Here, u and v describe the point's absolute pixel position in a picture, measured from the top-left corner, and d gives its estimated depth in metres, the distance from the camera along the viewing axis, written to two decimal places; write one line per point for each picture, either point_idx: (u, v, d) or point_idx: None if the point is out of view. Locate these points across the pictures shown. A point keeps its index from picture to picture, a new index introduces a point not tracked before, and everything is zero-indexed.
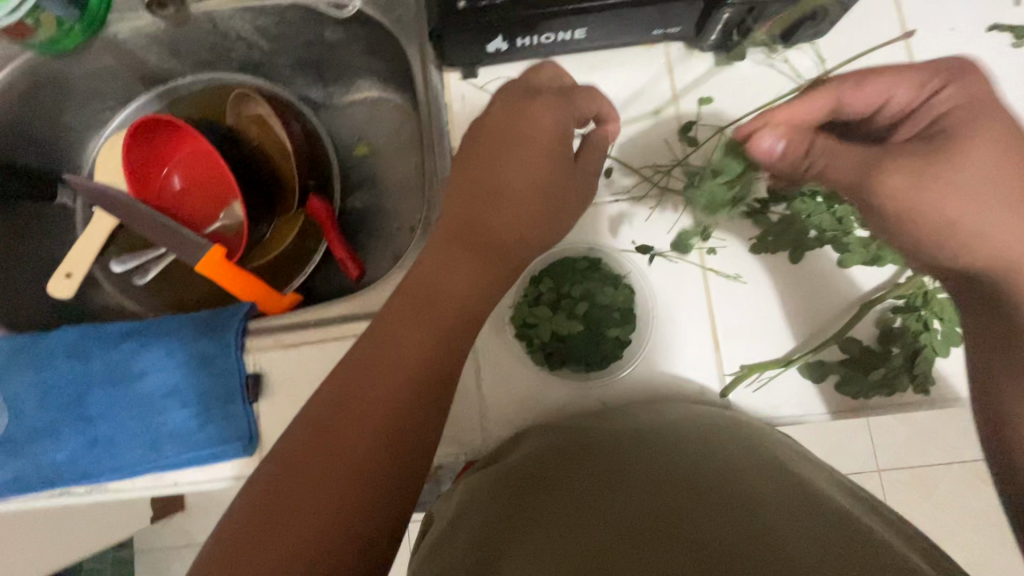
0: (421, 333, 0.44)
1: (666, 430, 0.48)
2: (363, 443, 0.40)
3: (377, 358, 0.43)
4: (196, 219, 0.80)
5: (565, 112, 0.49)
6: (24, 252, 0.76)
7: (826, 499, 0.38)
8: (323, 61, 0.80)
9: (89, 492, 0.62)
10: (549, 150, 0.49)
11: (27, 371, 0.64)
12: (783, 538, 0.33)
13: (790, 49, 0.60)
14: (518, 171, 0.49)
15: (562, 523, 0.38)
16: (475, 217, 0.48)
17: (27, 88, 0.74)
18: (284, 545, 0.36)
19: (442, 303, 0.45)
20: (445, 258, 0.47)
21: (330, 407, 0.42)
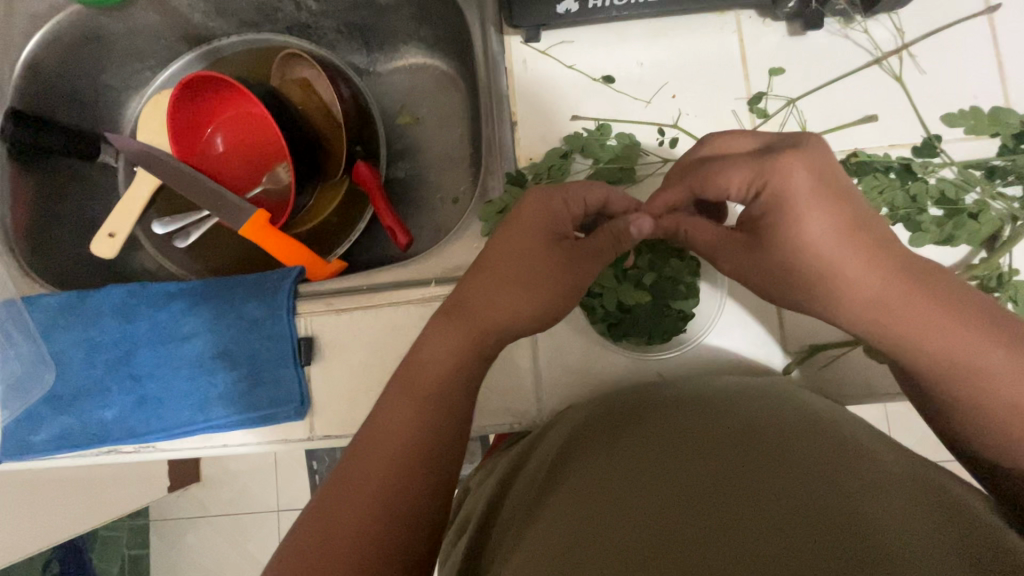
0: (417, 405, 0.44)
1: (717, 399, 0.46)
2: (373, 507, 0.39)
3: (376, 433, 0.43)
4: (237, 183, 0.79)
5: (562, 198, 0.47)
6: (65, 211, 0.75)
7: (904, 468, 0.36)
8: (371, 24, 0.78)
9: (134, 452, 0.62)
10: (546, 239, 0.47)
11: (72, 329, 0.63)
12: (859, 505, 0.31)
13: (869, 20, 0.58)
14: (515, 265, 0.47)
15: (620, 497, 0.37)
16: (466, 306, 0.47)
17: (73, 40, 0.73)
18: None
19: (432, 372, 0.45)
20: (440, 336, 0.46)
21: (338, 470, 0.42)
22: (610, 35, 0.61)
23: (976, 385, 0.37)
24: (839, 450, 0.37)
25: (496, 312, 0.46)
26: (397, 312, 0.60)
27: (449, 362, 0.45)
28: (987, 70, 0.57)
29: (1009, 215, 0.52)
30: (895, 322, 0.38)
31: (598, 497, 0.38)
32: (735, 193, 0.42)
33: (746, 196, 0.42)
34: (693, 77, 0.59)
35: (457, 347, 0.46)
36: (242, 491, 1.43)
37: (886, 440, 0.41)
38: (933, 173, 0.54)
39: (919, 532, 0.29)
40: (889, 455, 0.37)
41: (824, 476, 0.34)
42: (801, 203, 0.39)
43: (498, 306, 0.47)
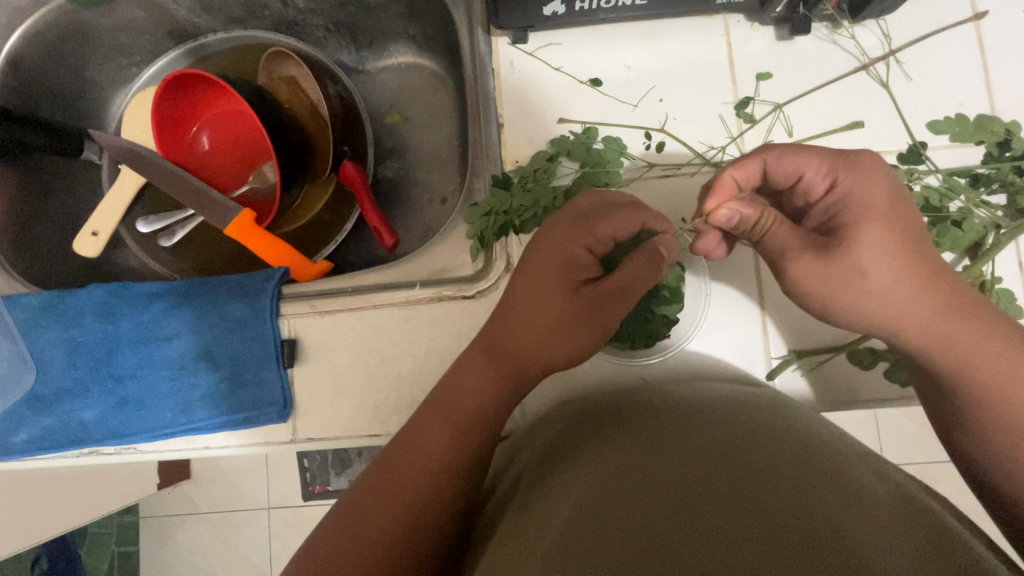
0: (443, 434, 0.46)
1: (709, 408, 0.46)
2: (396, 517, 0.43)
3: (405, 450, 0.46)
4: (223, 181, 0.79)
5: (587, 232, 0.45)
6: (48, 208, 0.74)
7: (890, 492, 0.35)
8: (359, 22, 0.77)
9: (117, 453, 0.61)
10: (569, 274, 0.46)
11: (53, 328, 0.63)
12: (843, 525, 0.31)
13: (856, 26, 0.58)
14: (539, 300, 0.46)
15: (613, 499, 0.37)
16: (495, 339, 0.47)
17: (54, 36, 0.72)
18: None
19: (461, 406, 0.46)
20: (464, 368, 0.47)
21: (366, 478, 0.46)
22: (597, 37, 0.60)
23: None
24: (820, 463, 0.37)
25: (520, 347, 0.47)
26: (382, 314, 0.59)
27: (477, 394, 0.46)
28: (972, 77, 0.57)
29: (991, 224, 0.52)
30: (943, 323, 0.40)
31: (587, 498, 0.37)
32: (811, 177, 0.43)
33: (819, 186, 0.43)
34: (680, 82, 0.59)
35: (485, 386, 0.46)
36: (232, 488, 1.43)
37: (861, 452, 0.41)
38: (917, 181, 0.53)
39: (902, 546, 0.30)
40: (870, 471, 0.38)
41: (809, 489, 0.34)
42: (878, 203, 0.40)
43: (525, 344, 0.47)
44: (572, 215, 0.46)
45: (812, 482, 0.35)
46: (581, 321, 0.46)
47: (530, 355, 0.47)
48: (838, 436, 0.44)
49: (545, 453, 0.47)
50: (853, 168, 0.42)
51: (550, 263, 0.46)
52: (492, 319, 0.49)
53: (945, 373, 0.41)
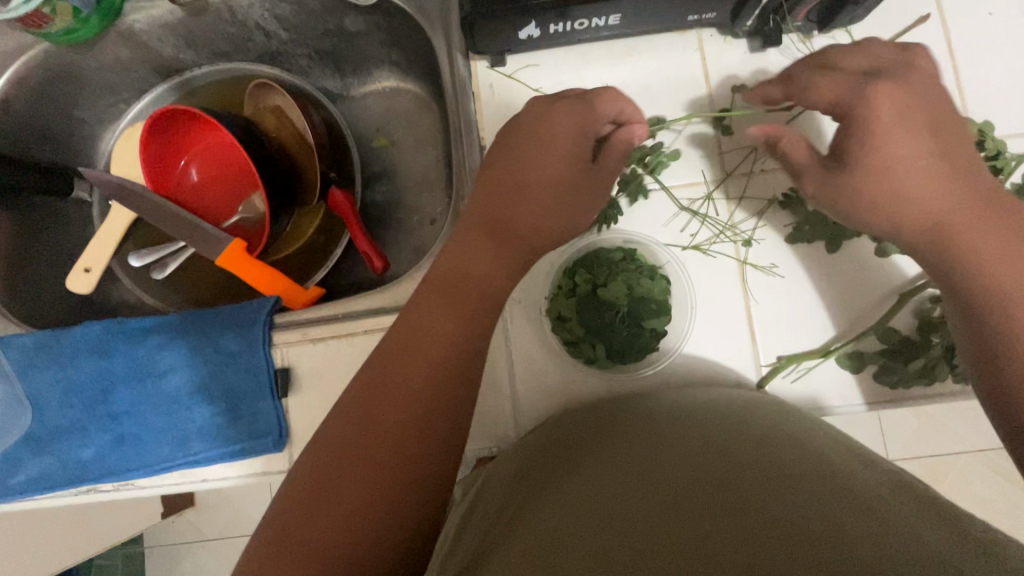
0: (389, 441, 0.40)
1: (695, 412, 0.48)
2: (414, 394, 0.42)
3: (408, 337, 0.45)
4: (212, 213, 0.80)
5: (554, 151, 0.52)
6: (40, 248, 0.75)
7: (868, 478, 0.38)
8: (341, 50, 0.78)
9: (115, 490, 0.61)
10: (545, 195, 0.52)
11: (48, 368, 0.63)
12: (827, 514, 0.33)
13: (825, 36, 0.59)
14: (536, 173, 0.52)
15: (610, 509, 0.38)
16: (419, 347, 0.44)
17: (41, 79, 0.73)
18: (354, 477, 0.39)
19: (401, 406, 0.42)
20: (395, 367, 0.43)
21: (357, 394, 0.43)
22: (575, 57, 0.61)
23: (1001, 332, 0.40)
24: (811, 471, 0.37)
25: (460, 343, 0.45)
26: (374, 339, 0.60)
27: (411, 391, 0.42)
28: (944, 80, 0.58)
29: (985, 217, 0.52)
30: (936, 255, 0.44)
31: (581, 510, 0.39)
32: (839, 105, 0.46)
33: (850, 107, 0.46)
34: (657, 97, 0.60)
35: (435, 360, 0.44)
36: (236, 513, 1.42)
37: (858, 458, 0.42)
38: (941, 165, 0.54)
39: (880, 523, 0.31)
40: (872, 476, 0.38)
41: (798, 494, 0.35)
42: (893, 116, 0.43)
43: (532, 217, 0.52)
44: (527, 132, 0.53)
45: (798, 477, 0.37)
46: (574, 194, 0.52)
47: (469, 344, 0.45)
48: (832, 441, 0.44)
49: (535, 461, 0.49)
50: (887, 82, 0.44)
51: (538, 151, 0.52)
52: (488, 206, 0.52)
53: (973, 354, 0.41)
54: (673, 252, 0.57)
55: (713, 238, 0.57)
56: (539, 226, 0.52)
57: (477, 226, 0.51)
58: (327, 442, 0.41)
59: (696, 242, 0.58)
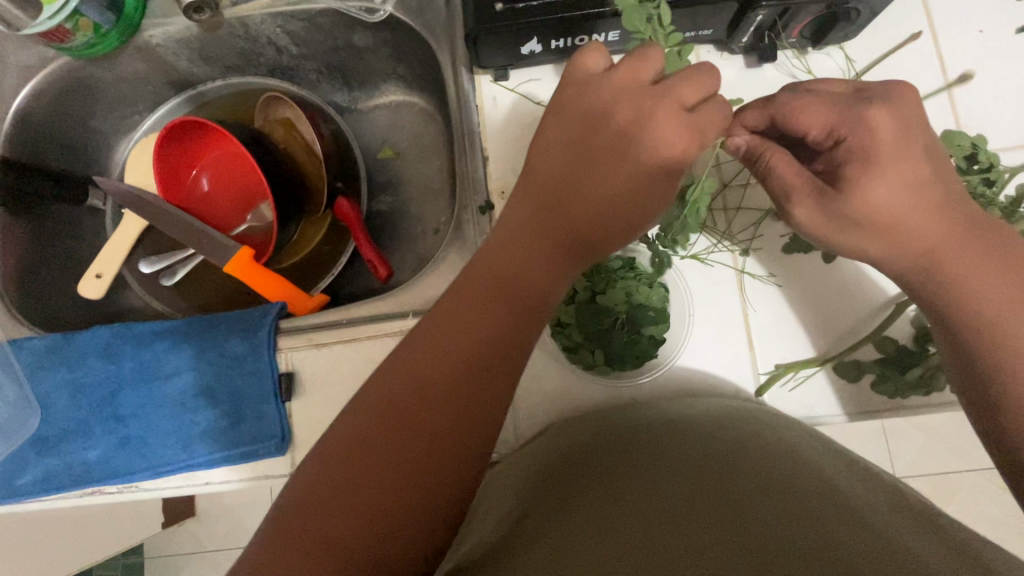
0: (406, 452, 0.39)
1: (702, 425, 0.48)
2: (446, 397, 0.40)
3: (448, 331, 0.42)
4: (221, 221, 0.82)
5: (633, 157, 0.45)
6: (53, 255, 0.77)
7: (875, 497, 0.37)
8: (349, 65, 0.81)
9: (119, 492, 0.62)
10: (609, 198, 0.45)
11: (58, 371, 0.64)
12: (831, 530, 0.33)
13: (818, 53, 0.61)
14: (610, 174, 0.45)
15: (620, 520, 0.38)
16: (449, 353, 0.42)
17: (60, 91, 0.76)
18: (373, 475, 0.38)
19: (429, 409, 0.40)
20: (423, 376, 0.41)
21: (386, 388, 0.41)
22: None
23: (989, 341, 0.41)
24: (816, 488, 0.37)
25: (497, 356, 0.42)
26: (377, 344, 0.61)
27: (446, 394, 0.40)
28: (936, 95, 0.59)
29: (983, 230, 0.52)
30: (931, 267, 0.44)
31: (592, 520, 0.39)
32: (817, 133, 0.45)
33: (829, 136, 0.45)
34: None
35: (471, 364, 0.41)
36: (236, 523, 1.42)
37: (856, 472, 0.42)
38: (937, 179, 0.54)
39: (884, 542, 0.31)
40: (873, 492, 0.38)
41: (802, 510, 0.35)
42: (882, 139, 0.42)
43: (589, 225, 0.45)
44: (613, 124, 0.46)
45: (803, 493, 0.37)
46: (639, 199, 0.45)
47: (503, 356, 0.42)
48: (829, 453, 0.45)
49: (545, 468, 0.49)
50: (875, 107, 0.43)
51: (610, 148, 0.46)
52: (549, 205, 0.46)
53: None
54: (671, 260, 0.58)
55: (709, 248, 0.59)
56: (594, 234, 0.46)
57: (533, 220, 0.46)
58: (349, 430, 0.40)
59: (693, 251, 0.59)
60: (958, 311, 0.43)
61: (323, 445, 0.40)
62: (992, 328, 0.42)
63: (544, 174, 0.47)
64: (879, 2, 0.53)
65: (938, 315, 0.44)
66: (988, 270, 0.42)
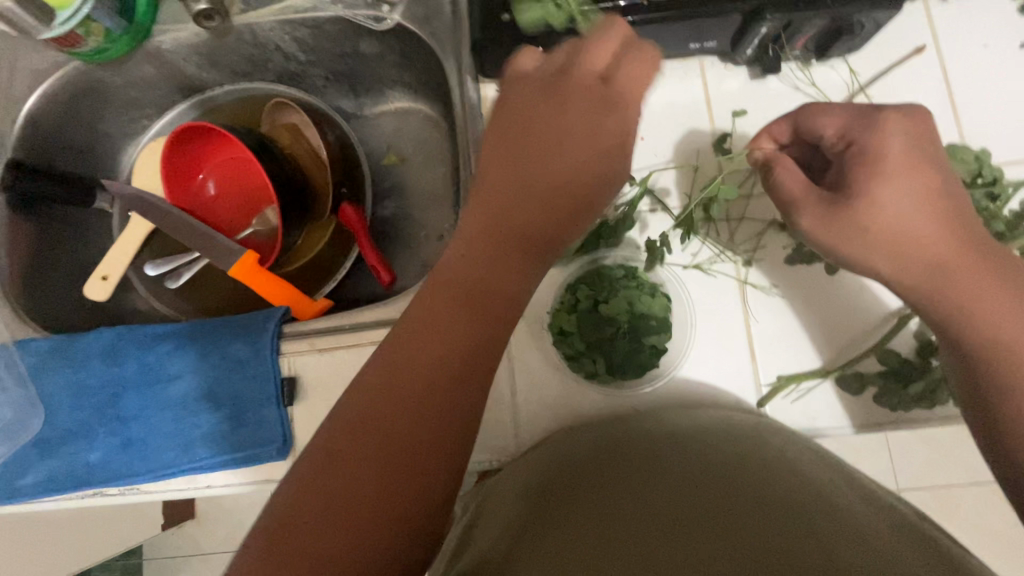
0: (379, 454, 0.38)
1: (702, 437, 0.48)
2: (419, 399, 0.39)
3: (413, 336, 0.42)
4: (227, 225, 0.82)
5: (578, 146, 0.47)
6: (59, 257, 0.78)
7: (873, 512, 0.37)
8: (356, 72, 0.81)
9: (120, 494, 0.62)
10: (574, 187, 0.46)
11: (61, 373, 0.65)
12: (827, 544, 0.33)
13: (821, 66, 0.61)
14: (562, 163, 0.46)
15: (618, 531, 0.38)
16: (416, 356, 0.41)
17: (70, 95, 0.76)
18: (352, 485, 0.37)
19: (404, 414, 0.39)
20: (393, 379, 0.40)
21: (358, 400, 0.40)
22: None
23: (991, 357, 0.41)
24: (813, 503, 0.37)
25: (467, 352, 0.41)
26: None
27: (419, 396, 0.40)
28: (940, 108, 0.59)
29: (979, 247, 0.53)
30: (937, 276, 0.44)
31: (590, 531, 0.39)
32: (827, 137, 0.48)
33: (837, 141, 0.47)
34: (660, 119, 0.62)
35: (442, 364, 0.40)
36: (235, 526, 1.42)
37: (856, 486, 0.42)
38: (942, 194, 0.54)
39: (880, 558, 0.31)
40: (871, 506, 0.38)
41: (799, 523, 0.35)
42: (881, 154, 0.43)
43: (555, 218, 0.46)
44: (556, 117, 0.47)
45: (800, 507, 0.37)
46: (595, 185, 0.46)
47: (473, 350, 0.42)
48: (828, 466, 0.45)
49: (544, 478, 0.49)
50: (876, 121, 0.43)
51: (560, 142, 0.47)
52: (510, 201, 0.46)
53: None
54: (674, 270, 0.59)
55: (712, 259, 0.59)
56: (560, 227, 0.46)
57: (495, 218, 0.45)
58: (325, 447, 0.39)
59: (695, 261, 0.59)
60: (960, 326, 0.43)
61: (298, 467, 0.39)
62: (995, 343, 0.42)
63: (494, 175, 0.47)
64: (883, 15, 0.54)
65: (940, 329, 0.44)
66: (990, 285, 0.42)
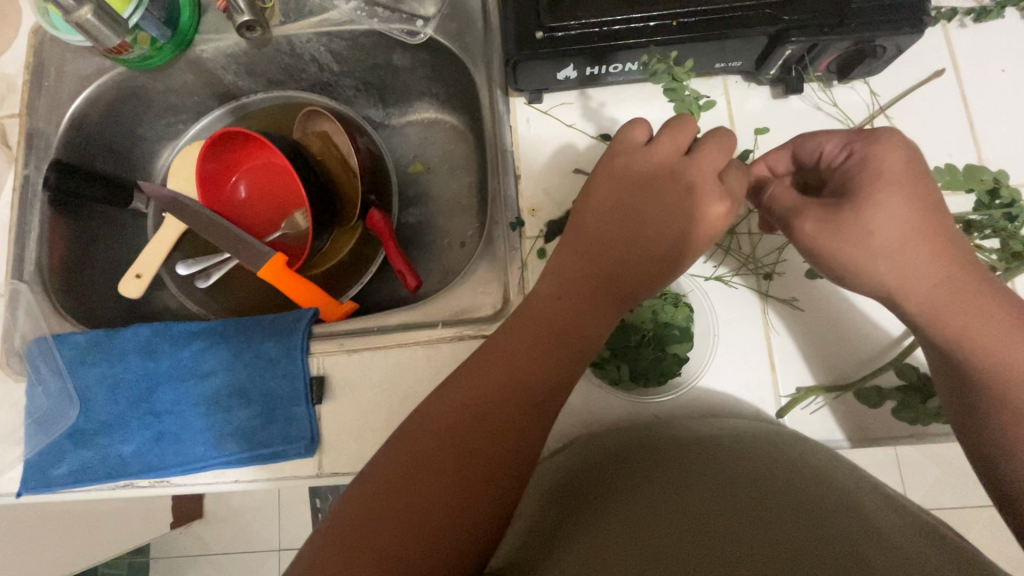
0: (450, 471, 0.40)
1: (733, 443, 0.49)
2: (496, 425, 0.42)
3: (499, 364, 0.45)
4: (257, 227, 0.85)
5: (666, 204, 0.49)
6: (95, 254, 0.80)
7: (902, 520, 0.38)
8: (386, 83, 0.84)
9: (150, 486, 0.64)
10: (653, 250, 0.48)
11: (98, 365, 0.67)
12: (860, 547, 0.34)
13: (841, 88, 0.63)
14: (653, 219, 0.49)
15: (655, 528, 0.40)
16: (493, 389, 0.44)
17: (113, 99, 0.80)
18: (421, 492, 0.39)
19: (480, 435, 0.42)
20: (473, 402, 0.43)
21: (438, 416, 0.43)
22: (607, 97, 0.66)
23: (1010, 372, 0.43)
24: (844, 509, 0.38)
25: (546, 392, 0.44)
26: (406, 352, 0.63)
27: (496, 423, 0.42)
28: (960, 130, 0.61)
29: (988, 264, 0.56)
30: (955, 294, 0.45)
31: (627, 532, 0.40)
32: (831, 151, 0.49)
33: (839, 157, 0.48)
34: None
35: (523, 398, 0.43)
36: (243, 527, 1.43)
37: (880, 495, 0.43)
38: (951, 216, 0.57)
39: (913, 560, 0.32)
40: (899, 515, 0.39)
41: (831, 527, 0.36)
42: (903, 173, 0.45)
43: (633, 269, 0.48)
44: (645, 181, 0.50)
45: (832, 513, 0.38)
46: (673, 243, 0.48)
47: (548, 394, 0.44)
48: (851, 475, 0.46)
49: (575, 477, 0.50)
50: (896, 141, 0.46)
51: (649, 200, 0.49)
52: (596, 253, 0.49)
53: (994, 394, 0.42)
54: (697, 281, 0.60)
55: (734, 270, 0.61)
56: (636, 279, 0.48)
57: (580, 266, 0.49)
58: (399, 451, 0.42)
59: (717, 272, 0.61)
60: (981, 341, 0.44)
61: (372, 463, 0.42)
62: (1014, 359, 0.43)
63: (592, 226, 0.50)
64: (905, 41, 0.55)
65: None
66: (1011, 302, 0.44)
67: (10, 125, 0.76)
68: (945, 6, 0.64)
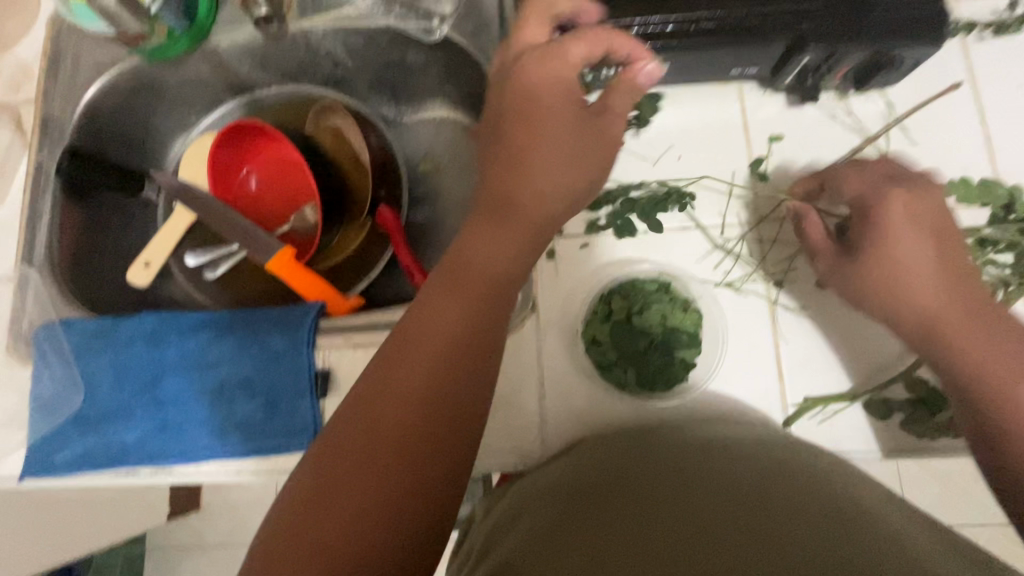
0: (386, 440, 0.40)
1: (737, 448, 0.49)
2: (423, 379, 0.42)
3: (426, 322, 0.45)
4: (266, 220, 0.85)
5: (532, 136, 0.51)
6: (104, 242, 0.81)
7: (909, 527, 0.38)
8: (399, 80, 0.84)
9: (152, 475, 0.64)
10: (533, 185, 0.50)
11: (103, 352, 0.67)
12: (863, 553, 0.34)
13: (857, 98, 0.63)
14: (548, 156, 0.51)
15: (651, 529, 0.40)
16: (420, 344, 0.43)
17: (127, 89, 0.80)
18: (358, 465, 0.39)
19: (410, 393, 0.42)
20: (397, 368, 0.43)
21: (365, 387, 0.42)
22: None
23: None
24: (849, 516, 0.38)
25: (472, 337, 0.44)
26: None
27: (422, 376, 0.42)
28: (976, 143, 0.61)
29: (1000, 280, 0.55)
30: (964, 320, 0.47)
31: (625, 531, 0.40)
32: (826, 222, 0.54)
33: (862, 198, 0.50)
34: (696, 140, 0.64)
35: (451, 346, 0.43)
36: (240, 520, 1.43)
37: (890, 503, 0.42)
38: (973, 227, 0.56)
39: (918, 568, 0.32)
40: (907, 523, 0.39)
41: (833, 533, 0.36)
42: None
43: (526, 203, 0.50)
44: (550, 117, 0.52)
45: (835, 518, 0.38)
46: (571, 167, 0.51)
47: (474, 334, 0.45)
48: (858, 482, 0.46)
49: (567, 478, 0.50)
50: None
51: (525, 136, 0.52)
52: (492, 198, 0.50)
53: None
54: (706, 287, 0.60)
55: (745, 278, 0.60)
56: (540, 216, 0.50)
57: (489, 211, 0.50)
58: (333, 430, 0.41)
59: (727, 279, 0.60)
60: None
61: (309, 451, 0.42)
62: None
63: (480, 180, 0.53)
64: (923, 52, 0.55)
65: None
66: None
67: (25, 111, 0.76)
68: (964, 19, 0.63)
